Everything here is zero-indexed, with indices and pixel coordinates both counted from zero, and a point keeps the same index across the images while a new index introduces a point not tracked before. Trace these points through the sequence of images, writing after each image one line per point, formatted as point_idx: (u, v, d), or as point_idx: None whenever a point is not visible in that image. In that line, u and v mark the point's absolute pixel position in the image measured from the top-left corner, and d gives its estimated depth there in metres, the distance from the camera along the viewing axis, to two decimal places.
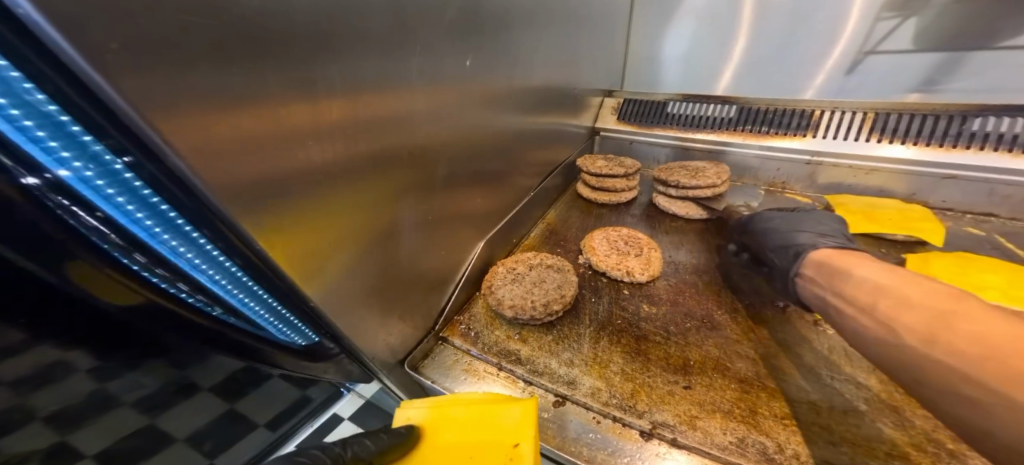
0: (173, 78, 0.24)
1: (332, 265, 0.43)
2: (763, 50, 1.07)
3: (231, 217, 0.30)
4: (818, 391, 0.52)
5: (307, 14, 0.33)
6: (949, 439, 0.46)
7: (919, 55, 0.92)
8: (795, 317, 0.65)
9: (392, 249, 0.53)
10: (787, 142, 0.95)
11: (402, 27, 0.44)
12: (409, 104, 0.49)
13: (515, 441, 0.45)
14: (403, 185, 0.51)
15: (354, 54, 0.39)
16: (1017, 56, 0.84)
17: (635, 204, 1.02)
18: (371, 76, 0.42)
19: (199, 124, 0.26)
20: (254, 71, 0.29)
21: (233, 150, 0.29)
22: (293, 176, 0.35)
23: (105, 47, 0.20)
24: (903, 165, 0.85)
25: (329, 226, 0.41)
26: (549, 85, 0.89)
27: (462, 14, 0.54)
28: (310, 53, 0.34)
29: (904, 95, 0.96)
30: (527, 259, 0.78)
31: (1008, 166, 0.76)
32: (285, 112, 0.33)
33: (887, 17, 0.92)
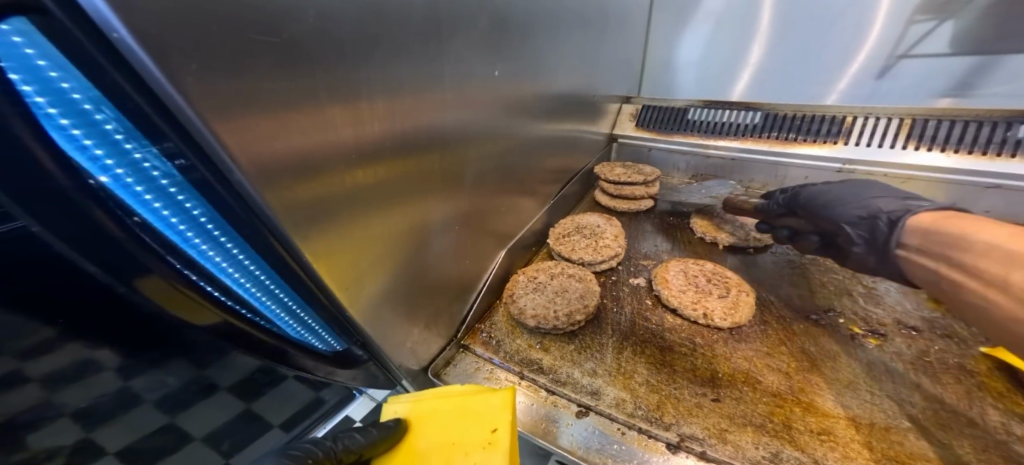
0: (238, 95, 0.26)
1: (367, 274, 0.44)
2: (788, 54, 1.05)
3: (277, 225, 0.31)
4: (855, 407, 0.50)
5: (352, 27, 0.34)
6: (1000, 459, 0.43)
7: (956, 59, 0.89)
8: (830, 331, 0.63)
9: (421, 257, 0.53)
10: (815, 149, 0.93)
11: (436, 36, 0.45)
12: (442, 112, 0.49)
13: (492, 426, 0.45)
14: (431, 196, 0.52)
15: (395, 65, 0.40)
16: None
17: (654, 211, 1.00)
18: (407, 86, 0.42)
19: (254, 138, 0.27)
20: (306, 85, 0.31)
21: (282, 159, 0.30)
22: (335, 189, 0.36)
23: (184, 67, 0.22)
24: (940, 174, 0.82)
25: (364, 237, 0.42)
26: (570, 91, 0.89)
27: (490, 21, 0.54)
28: (354, 65, 0.35)
29: (936, 100, 0.93)
30: (548, 269, 0.77)
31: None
32: (329, 124, 0.34)
33: (921, 20, 0.89)
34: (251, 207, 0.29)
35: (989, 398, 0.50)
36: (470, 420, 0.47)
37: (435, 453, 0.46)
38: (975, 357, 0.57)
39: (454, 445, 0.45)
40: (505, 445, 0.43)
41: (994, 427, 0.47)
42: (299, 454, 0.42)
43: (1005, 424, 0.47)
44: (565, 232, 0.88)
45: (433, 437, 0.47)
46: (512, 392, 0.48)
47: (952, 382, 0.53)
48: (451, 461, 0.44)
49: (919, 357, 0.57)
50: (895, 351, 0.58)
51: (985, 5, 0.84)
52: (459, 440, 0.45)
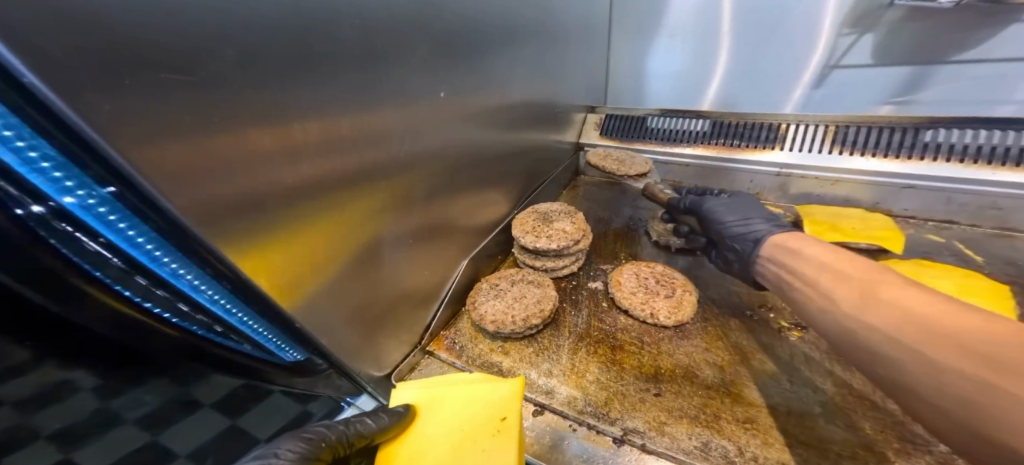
0: (160, 138, 0.28)
1: (314, 287, 0.47)
2: (736, 65, 1.12)
3: (210, 245, 0.33)
4: (777, 395, 0.55)
5: (273, 58, 0.36)
6: (895, 438, 0.48)
7: (879, 70, 0.97)
8: (762, 325, 0.68)
9: (373, 268, 0.57)
10: (760, 155, 0.98)
11: (373, 66, 0.49)
12: (383, 131, 0.53)
13: (501, 415, 0.49)
14: (378, 213, 0.55)
15: (326, 97, 0.43)
16: (965, 70, 0.90)
17: (616, 216, 1.05)
18: (340, 116, 0.45)
19: (178, 173, 0.30)
20: (230, 124, 0.33)
21: (207, 183, 0.32)
22: (266, 213, 0.39)
23: (97, 108, 0.24)
24: (867, 176, 0.88)
25: (304, 254, 0.45)
26: (529, 103, 0.93)
27: (432, 47, 0.58)
28: (282, 101, 0.38)
29: (879, 107, 1.00)
30: (510, 276, 0.81)
31: (959, 175, 0.80)
32: (256, 155, 0.36)
33: (846, 33, 0.97)
34: (189, 238, 0.32)
35: None
36: (480, 408, 0.51)
37: (446, 440, 0.49)
38: None
39: (463, 432, 0.49)
40: (513, 433, 0.47)
41: (892, 409, 0.52)
42: (313, 437, 0.44)
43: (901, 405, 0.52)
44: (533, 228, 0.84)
45: (444, 425, 0.51)
46: (518, 384, 0.52)
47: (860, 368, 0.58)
48: (461, 448, 0.48)
49: None
50: (815, 340, 0.64)
51: (897, 19, 0.92)
52: (469, 428, 0.49)
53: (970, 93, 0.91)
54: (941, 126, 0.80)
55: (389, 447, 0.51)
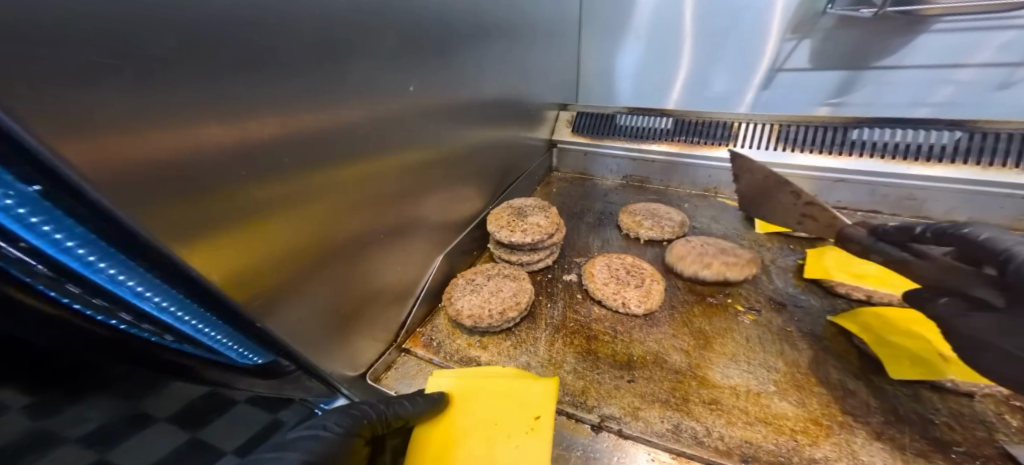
0: (104, 133, 0.26)
1: (279, 289, 0.45)
2: (696, 66, 1.18)
3: (161, 245, 0.30)
4: (737, 377, 0.59)
5: (232, 44, 0.34)
6: (837, 411, 0.53)
7: (817, 74, 1.06)
8: (723, 311, 0.72)
9: (342, 264, 0.55)
10: (713, 151, 1.04)
11: (338, 57, 0.47)
12: (352, 123, 0.51)
13: (536, 413, 0.51)
14: (346, 210, 0.53)
15: (290, 90, 0.41)
16: (888, 75, 1.00)
17: (588, 211, 1.08)
18: (305, 109, 0.43)
19: (128, 171, 0.27)
20: (185, 117, 0.31)
21: (155, 180, 0.29)
22: (228, 211, 0.36)
23: (17, 94, 0.21)
24: (807, 170, 0.95)
25: (267, 254, 0.42)
26: (501, 99, 0.94)
27: (399, 39, 0.57)
28: (242, 93, 0.36)
29: (818, 108, 1.10)
30: (486, 270, 0.81)
31: (884, 170, 0.89)
32: (213, 150, 0.34)
33: (789, 38, 1.05)
34: (141, 240, 0.29)
35: (836, 358, 0.62)
36: (515, 402, 0.53)
37: (479, 428, 0.52)
38: (826, 324, 0.68)
39: (496, 425, 0.52)
40: (547, 432, 0.49)
41: (834, 384, 0.57)
42: (357, 414, 0.48)
43: (842, 380, 0.58)
44: (507, 223, 0.85)
45: (477, 416, 0.53)
46: (553, 383, 0.55)
47: (805, 348, 0.64)
48: (494, 439, 0.50)
49: (787, 328, 0.68)
50: (768, 323, 0.69)
51: (831, 26, 1.00)
52: (503, 422, 0.52)
53: (893, 96, 1.02)
54: (864, 125, 0.88)
55: (420, 432, 0.53)
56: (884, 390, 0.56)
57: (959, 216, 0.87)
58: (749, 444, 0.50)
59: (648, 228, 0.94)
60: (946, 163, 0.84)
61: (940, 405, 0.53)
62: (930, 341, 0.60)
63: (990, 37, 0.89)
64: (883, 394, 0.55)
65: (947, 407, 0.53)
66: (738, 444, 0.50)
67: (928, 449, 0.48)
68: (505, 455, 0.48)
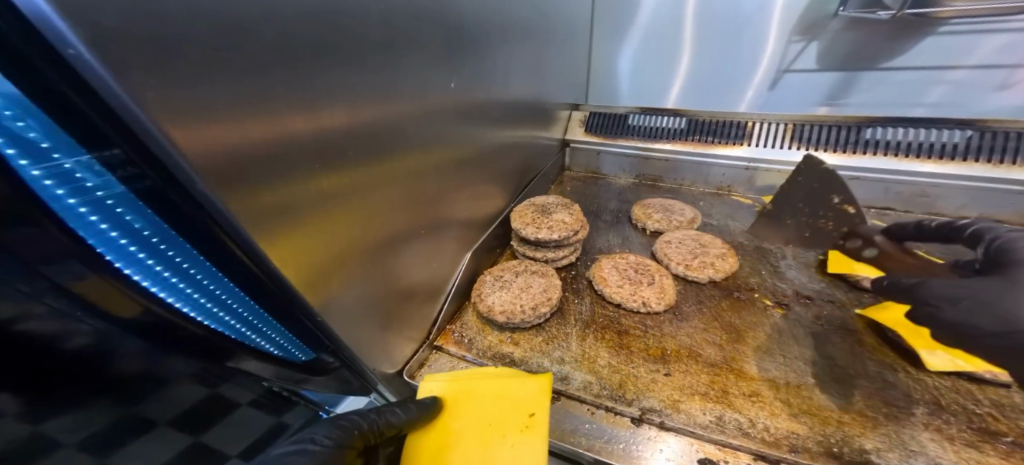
0: (206, 126, 0.26)
1: (336, 285, 0.45)
2: (705, 66, 1.20)
3: (246, 235, 0.31)
4: (774, 369, 0.61)
5: (309, 37, 0.35)
6: (882, 404, 0.55)
7: (823, 74, 1.09)
8: (749, 305, 0.74)
9: (387, 260, 0.55)
10: (729, 150, 1.07)
11: (390, 53, 0.47)
12: (400, 118, 0.51)
13: (531, 411, 0.53)
14: (392, 207, 0.53)
15: (352, 88, 0.41)
16: (894, 75, 1.03)
17: (606, 209, 1.10)
18: (363, 106, 0.43)
19: (224, 160, 0.28)
20: (269, 113, 0.32)
21: (246, 172, 0.30)
22: (298, 204, 0.36)
23: (143, 84, 0.22)
24: (818, 168, 0.98)
25: (329, 251, 0.42)
26: (522, 98, 0.95)
27: (439, 35, 0.57)
28: (314, 91, 0.36)
29: (816, 108, 1.13)
30: (513, 267, 0.82)
31: (897, 168, 0.92)
32: (289, 147, 0.34)
33: (796, 40, 1.07)
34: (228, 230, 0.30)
35: (868, 352, 0.63)
36: (508, 402, 0.54)
37: (474, 430, 0.53)
38: (856, 318, 0.70)
39: (490, 425, 0.53)
40: (543, 428, 0.50)
41: (874, 377, 0.59)
42: (347, 425, 0.47)
43: (880, 373, 0.60)
44: (531, 220, 0.86)
45: (471, 419, 0.54)
46: (546, 381, 0.56)
47: (840, 341, 0.66)
48: (490, 441, 0.51)
49: (816, 321, 0.70)
50: (797, 317, 0.71)
51: (838, 28, 1.02)
52: (500, 421, 0.53)
53: (900, 96, 1.05)
54: (877, 124, 0.92)
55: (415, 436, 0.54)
56: (924, 383, 0.58)
57: (970, 212, 0.90)
58: (795, 435, 0.51)
59: (657, 221, 0.98)
60: (957, 160, 0.88)
61: (980, 396, 0.55)
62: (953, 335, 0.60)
63: (991, 39, 0.92)
64: (922, 385, 0.57)
65: (987, 398, 0.55)
66: (785, 435, 0.51)
67: (976, 438, 0.50)
68: (502, 454, 0.49)
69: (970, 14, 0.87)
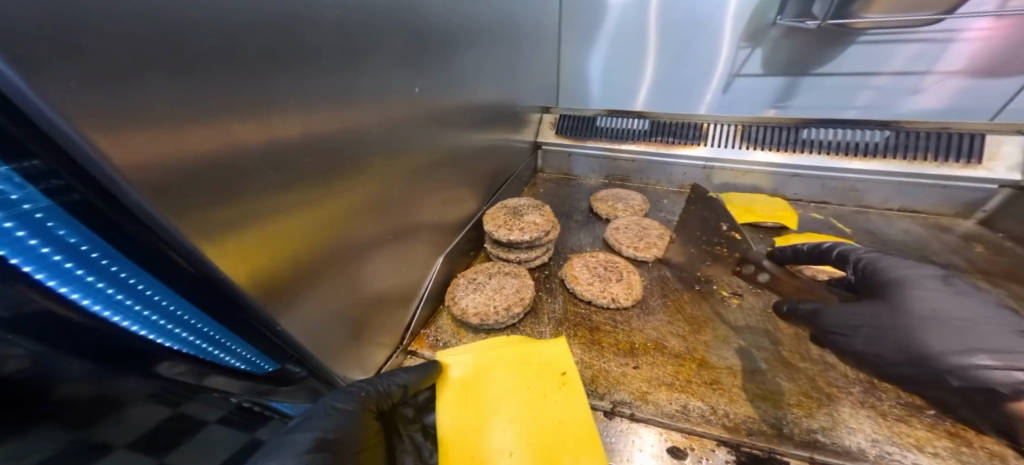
0: (140, 140, 0.26)
1: (299, 294, 0.44)
2: (666, 70, 1.26)
3: (191, 244, 0.30)
4: (731, 357, 0.65)
5: (259, 39, 0.34)
6: (824, 384, 0.60)
7: (768, 79, 1.16)
8: (708, 296, 0.79)
9: (354, 267, 0.54)
10: (687, 150, 1.12)
11: (350, 61, 0.47)
12: (364, 122, 0.51)
13: (562, 369, 0.62)
14: (357, 215, 0.52)
15: (310, 97, 0.41)
16: (828, 80, 1.11)
17: (576, 209, 1.13)
18: (322, 114, 0.43)
19: (161, 168, 0.27)
20: (217, 126, 0.31)
21: (189, 179, 0.30)
22: (251, 214, 0.36)
23: (63, 88, 0.22)
24: (768, 167, 1.06)
25: (288, 260, 0.42)
26: (491, 102, 0.96)
27: (402, 43, 0.57)
28: (267, 102, 0.36)
29: (767, 111, 1.21)
30: (486, 269, 0.83)
31: (829, 166, 1.00)
32: (240, 158, 0.34)
33: (744, 46, 1.14)
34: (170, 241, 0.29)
35: (810, 337, 0.69)
36: (540, 365, 0.63)
37: (513, 392, 0.60)
38: (801, 305, 0.76)
39: (530, 386, 0.60)
40: (577, 383, 0.59)
41: (817, 359, 0.64)
42: (353, 391, 0.51)
43: (822, 355, 0.65)
44: (503, 222, 0.88)
45: (509, 383, 0.61)
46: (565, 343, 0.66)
47: (786, 327, 0.71)
48: (536, 400, 0.58)
49: (767, 308, 0.75)
50: (750, 305, 0.76)
51: (778, 36, 1.10)
52: (540, 382, 0.60)
53: (837, 99, 1.13)
54: (813, 125, 1.00)
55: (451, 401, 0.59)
56: None
57: (893, 204, 1.00)
58: (751, 419, 0.55)
59: (624, 211, 1.05)
60: (880, 157, 0.96)
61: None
62: None
63: (905, 48, 1.02)
64: None
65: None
66: (742, 419, 0.55)
67: (904, 413, 0.55)
68: (552, 407, 0.57)
69: (888, 24, 0.96)
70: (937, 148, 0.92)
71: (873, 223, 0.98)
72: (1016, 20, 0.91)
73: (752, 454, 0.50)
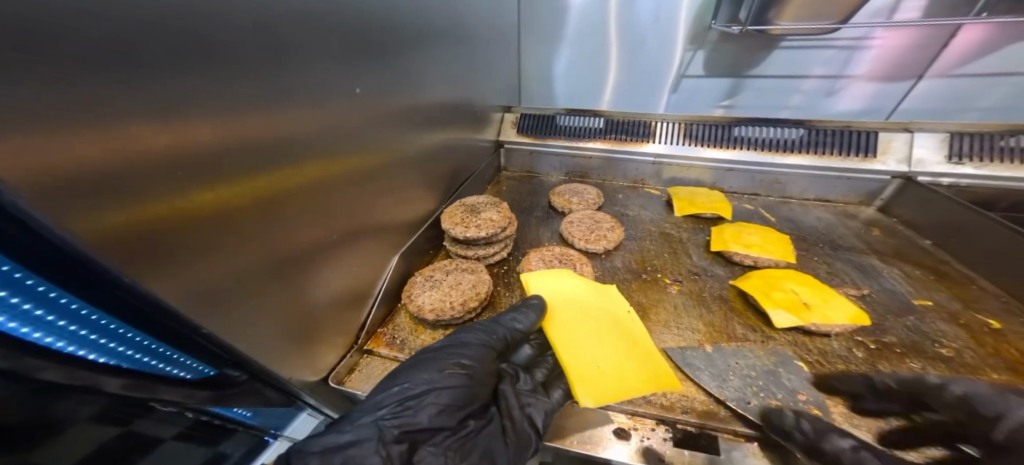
0: (32, 155, 0.26)
1: (233, 301, 0.45)
2: (619, 70, 1.31)
3: (97, 256, 0.30)
4: (667, 340, 0.71)
5: (164, 42, 0.34)
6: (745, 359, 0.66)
7: (709, 79, 1.25)
8: (652, 284, 0.84)
9: (295, 268, 0.55)
10: (637, 148, 1.18)
11: (275, 65, 0.47)
12: (295, 124, 0.51)
13: (625, 308, 0.73)
14: (294, 220, 0.53)
15: (232, 106, 0.41)
16: (759, 82, 1.21)
17: (536, 206, 1.16)
18: (247, 120, 0.44)
19: (49, 174, 0.27)
20: (117, 130, 0.31)
21: (84, 184, 0.29)
22: (170, 224, 0.36)
23: None
24: (709, 162, 1.13)
25: (217, 269, 0.42)
26: (447, 102, 0.97)
27: (337, 47, 0.57)
28: (182, 112, 0.36)
29: (714, 110, 1.30)
30: (444, 266, 0.85)
31: (757, 161, 1.08)
32: (150, 167, 0.34)
33: (688, 48, 1.21)
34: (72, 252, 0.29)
35: (737, 317, 0.76)
36: (607, 303, 0.74)
37: (614, 319, 0.70)
38: (729, 288, 0.83)
39: (615, 316, 0.71)
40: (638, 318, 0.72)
41: (740, 338, 0.71)
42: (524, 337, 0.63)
43: (744, 334, 0.72)
44: (460, 220, 0.90)
45: (588, 315, 0.70)
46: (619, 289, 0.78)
47: (717, 309, 0.78)
48: (616, 326, 0.69)
49: (702, 293, 0.82)
50: (688, 291, 0.82)
51: (716, 39, 1.18)
52: (612, 316, 0.71)
53: (772, 98, 1.23)
54: (744, 123, 1.07)
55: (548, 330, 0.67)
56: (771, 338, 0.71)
57: (810, 195, 1.10)
58: (686, 397, 0.60)
59: (577, 204, 1.10)
60: (800, 153, 1.05)
61: (812, 347, 0.69)
62: (796, 294, 0.76)
63: (823, 52, 1.12)
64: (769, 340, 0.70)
65: (816, 347, 0.69)
66: (677, 398, 0.60)
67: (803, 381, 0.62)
68: (637, 332, 0.68)
69: (802, 32, 1.05)
70: (842, 144, 1.01)
71: (796, 212, 1.08)
72: (911, 30, 1.03)
73: (686, 430, 0.55)
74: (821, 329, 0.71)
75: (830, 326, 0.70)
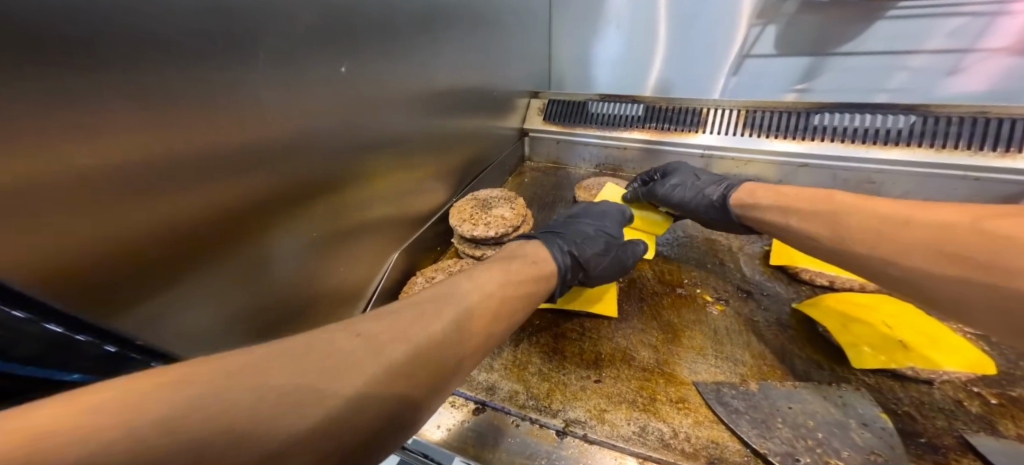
0: None
1: (172, 323, 0.39)
2: (672, 51, 1.13)
3: None
4: (703, 372, 0.57)
5: None
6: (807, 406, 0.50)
7: (782, 60, 1.04)
8: (689, 302, 0.71)
9: (264, 265, 0.48)
10: (683, 138, 1.02)
11: (242, 27, 0.38)
12: (267, 101, 0.43)
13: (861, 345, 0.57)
14: (261, 223, 0.46)
15: (150, 87, 0.32)
16: (849, 61, 0.99)
17: (561, 201, 1.04)
18: (199, 96, 0.36)
19: None
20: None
21: None
22: (70, 244, 0.30)
23: None
24: (772, 156, 0.94)
25: (149, 278, 0.36)
26: (466, 84, 0.87)
27: (323, 11, 0.47)
28: (66, 90, 0.27)
29: (785, 94, 1.08)
30: (447, 267, 0.76)
31: (844, 155, 0.88)
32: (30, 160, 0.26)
33: (755, 24, 1.03)
34: None
35: (797, 350, 0.60)
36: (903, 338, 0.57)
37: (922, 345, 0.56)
38: (791, 312, 0.67)
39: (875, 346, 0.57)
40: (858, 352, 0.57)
41: (799, 376, 0.56)
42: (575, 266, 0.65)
43: (807, 372, 0.56)
44: (469, 215, 0.80)
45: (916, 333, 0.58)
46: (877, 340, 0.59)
47: (771, 338, 0.62)
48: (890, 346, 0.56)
49: (754, 319, 0.66)
50: (734, 312, 0.68)
51: (792, 12, 0.99)
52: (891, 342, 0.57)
53: (859, 81, 1.01)
54: (826, 110, 0.88)
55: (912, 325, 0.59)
56: (843, 379, 0.55)
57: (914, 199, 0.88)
58: (714, 444, 0.47)
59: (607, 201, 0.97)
60: (902, 145, 0.84)
61: (901, 395, 0.52)
62: (887, 328, 0.58)
63: (945, 23, 0.90)
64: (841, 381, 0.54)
65: (908, 397, 0.52)
66: (704, 445, 0.47)
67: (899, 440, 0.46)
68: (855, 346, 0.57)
69: None
70: (962, 135, 0.79)
71: None
72: None
73: None
74: (919, 374, 0.53)
75: (932, 372, 0.52)
